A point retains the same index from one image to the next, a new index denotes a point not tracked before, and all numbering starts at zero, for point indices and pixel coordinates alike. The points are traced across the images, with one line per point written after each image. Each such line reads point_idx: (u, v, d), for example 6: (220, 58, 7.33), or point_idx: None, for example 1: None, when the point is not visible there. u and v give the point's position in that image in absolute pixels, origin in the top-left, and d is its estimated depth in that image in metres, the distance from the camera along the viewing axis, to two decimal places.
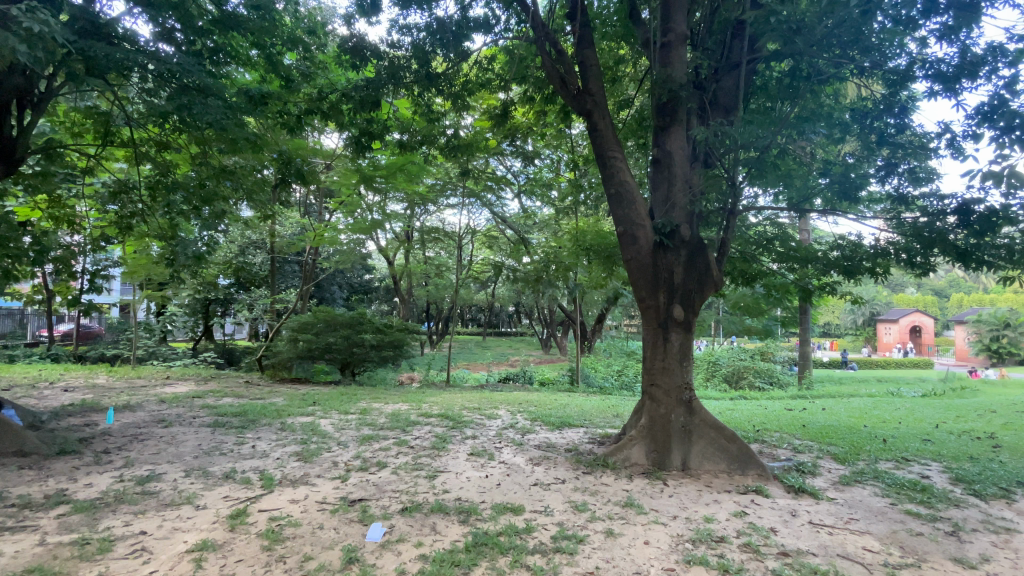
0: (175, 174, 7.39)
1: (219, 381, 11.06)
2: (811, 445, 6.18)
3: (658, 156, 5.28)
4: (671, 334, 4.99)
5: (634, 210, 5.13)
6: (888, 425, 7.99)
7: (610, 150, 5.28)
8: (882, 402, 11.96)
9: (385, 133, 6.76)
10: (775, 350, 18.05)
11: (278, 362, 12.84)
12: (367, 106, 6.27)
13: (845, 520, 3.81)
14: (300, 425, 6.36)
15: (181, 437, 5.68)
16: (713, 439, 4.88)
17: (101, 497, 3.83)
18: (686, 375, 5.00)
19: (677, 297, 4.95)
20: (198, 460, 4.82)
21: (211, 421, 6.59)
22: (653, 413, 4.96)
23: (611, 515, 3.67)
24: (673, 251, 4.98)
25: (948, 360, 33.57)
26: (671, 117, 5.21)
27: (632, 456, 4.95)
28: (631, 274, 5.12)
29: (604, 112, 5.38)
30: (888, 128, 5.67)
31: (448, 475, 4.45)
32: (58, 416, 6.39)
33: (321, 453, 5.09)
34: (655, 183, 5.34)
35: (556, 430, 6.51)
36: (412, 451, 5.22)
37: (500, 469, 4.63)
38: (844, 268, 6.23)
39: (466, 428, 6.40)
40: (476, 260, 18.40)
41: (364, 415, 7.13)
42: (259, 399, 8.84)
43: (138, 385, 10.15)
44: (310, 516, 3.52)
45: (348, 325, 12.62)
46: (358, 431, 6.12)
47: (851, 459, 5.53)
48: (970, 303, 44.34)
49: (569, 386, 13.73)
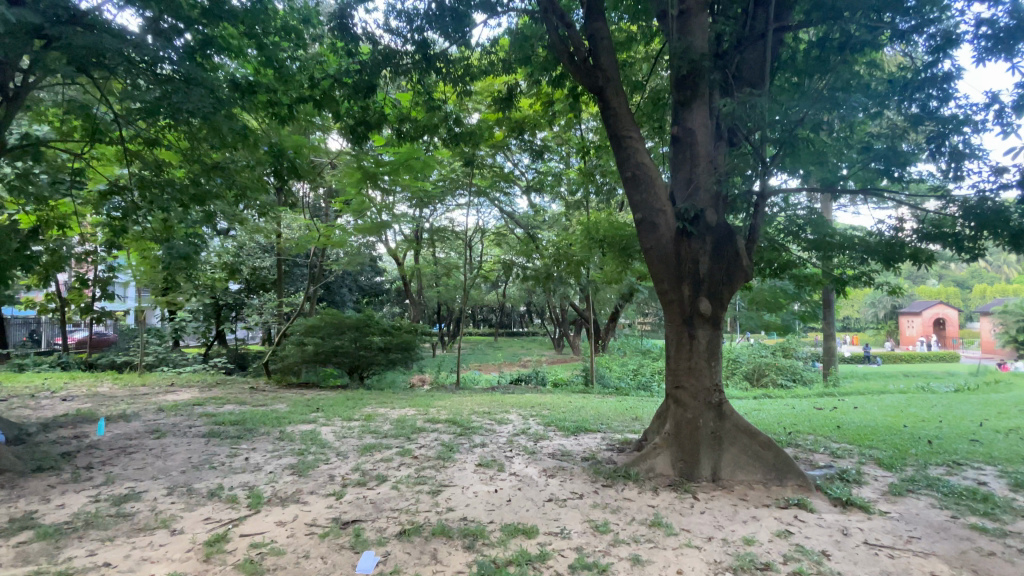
0: (166, 172, 7.00)
1: (223, 387, 10.81)
2: (850, 449, 5.68)
3: (678, 134, 4.78)
4: (697, 331, 4.48)
5: (653, 195, 4.64)
6: (930, 424, 7.41)
7: (624, 129, 4.79)
8: (917, 398, 11.27)
9: (382, 122, 6.27)
10: (797, 346, 17.37)
11: (285, 366, 12.54)
12: (361, 92, 5.82)
13: (905, 539, 3.33)
14: (299, 434, 5.98)
15: (171, 449, 5.32)
16: (746, 445, 4.38)
17: (69, 521, 3.48)
18: (715, 376, 4.49)
19: (703, 290, 4.45)
20: (184, 475, 4.46)
21: (207, 431, 6.24)
22: (678, 419, 4.47)
23: (636, 537, 3.23)
24: (697, 239, 4.48)
25: (974, 354, 32.19)
26: (692, 92, 4.69)
27: (658, 466, 4.46)
28: (652, 265, 4.64)
29: (617, 89, 4.89)
30: (930, 100, 5.12)
31: (453, 490, 4.04)
32: (47, 428, 6.10)
33: (317, 466, 4.68)
34: (676, 165, 4.83)
35: (571, 436, 6.06)
36: (416, 462, 4.79)
37: (511, 483, 4.21)
38: (884, 255, 5.69)
39: (475, 436, 5.97)
40: (486, 260, 18.05)
41: (368, 421, 6.76)
42: (262, 404, 8.54)
43: (141, 393, 9.87)
44: (295, 543, 3.12)
45: (356, 327, 12.34)
46: (360, 440, 5.74)
47: (898, 464, 5.01)
48: (995, 293, 42.93)
49: (583, 387, 13.29)
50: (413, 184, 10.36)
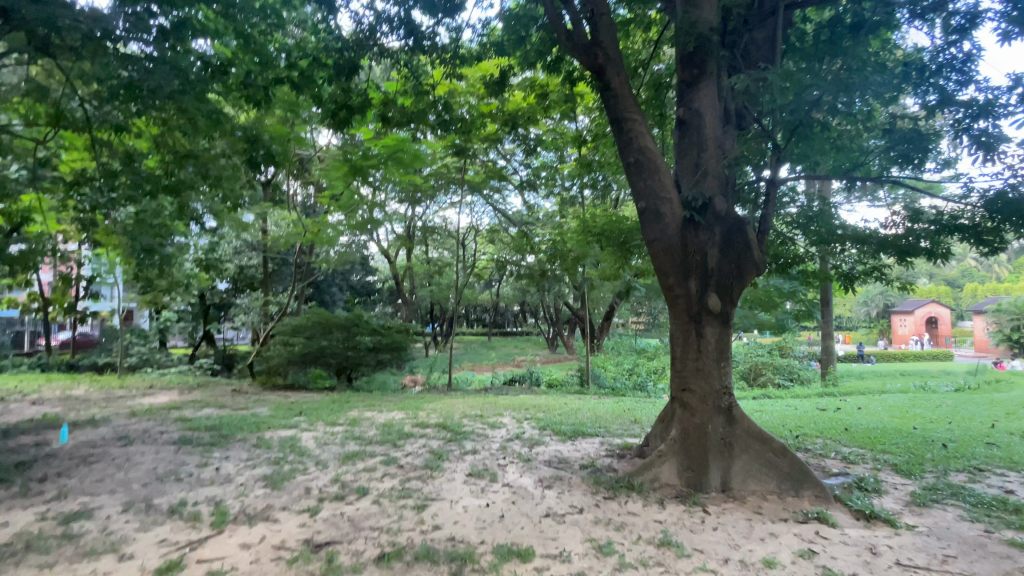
0: (138, 161, 6.55)
1: (205, 390, 10.37)
2: (862, 454, 5.38)
3: (684, 117, 4.43)
4: (705, 329, 4.13)
5: (658, 182, 4.29)
6: (940, 426, 7.13)
7: (627, 111, 4.44)
8: (919, 399, 11.01)
9: (366, 106, 5.84)
10: (793, 345, 17.14)
11: (270, 368, 12.10)
12: (344, 73, 5.39)
13: (941, 559, 3.01)
14: (277, 441, 5.58)
15: (136, 459, 4.91)
16: (759, 452, 4.06)
17: (6, 544, 3.09)
18: (724, 378, 4.15)
19: (712, 284, 4.11)
20: (146, 489, 4.06)
21: (179, 437, 5.83)
22: (685, 424, 4.13)
23: (645, 560, 2.88)
24: (706, 230, 4.15)
25: (966, 353, 32.17)
26: (699, 70, 4.34)
27: (663, 475, 4.11)
28: (655, 258, 4.30)
29: (618, 67, 4.53)
30: (949, 84, 4.84)
31: (441, 504, 3.67)
32: (5, 436, 5.67)
33: (293, 478, 4.30)
34: (681, 150, 4.48)
35: (568, 440, 5.72)
36: (401, 472, 4.42)
37: (505, 496, 3.85)
38: (900, 250, 5.33)
39: (466, 441, 5.61)
40: (479, 258, 17.68)
41: (353, 426, 6.39)
42: (243, 408, 8.11)
43: (116, 396, 9.40)
44: (260, 571, 2.75)
45: (343, 327, 11.95)
46: (342, 447, 5.35)
47: (917, 471, 4.71)
48: (986, 292, 43.04)
49: (579, 388, 12.96)
50: (403, 178, 9.95)
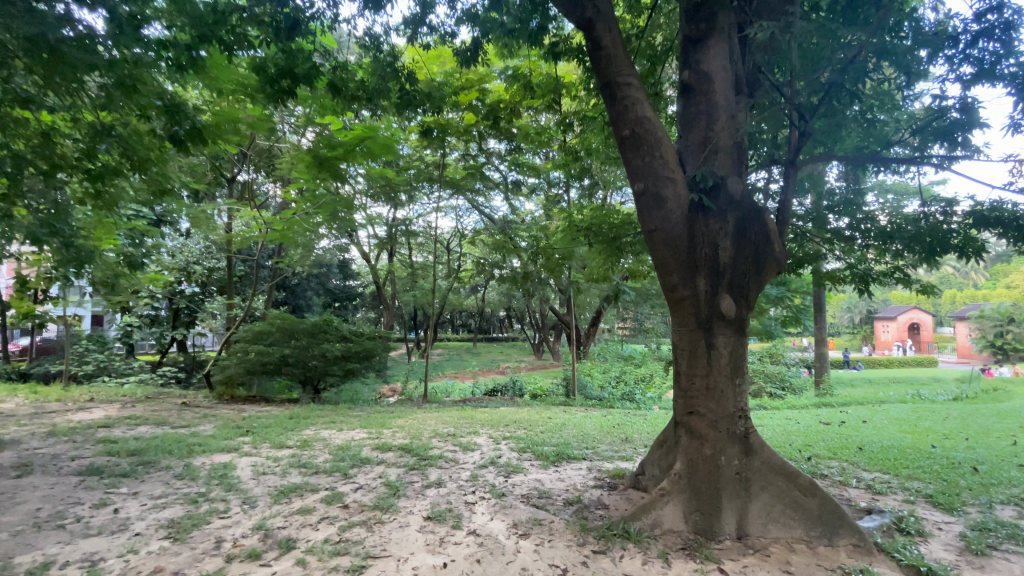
0: (55, 140, 5.66)
1: (151, 403, 9.38)
2: (888, 481, 4.67)
3: (690, 81, 3.69)
4: (716, 338, 3.40)
5: (659, 158, 3.56)
6: (958, 443, 6.51)
7: (621, 74, 3.70)
8: (921, 410, 10.42)
9: (313, 75, 5.00)
10: (784, 351, 16.59)
11: (228, 379, 11.13)
12: (284, 30, 4.57)
13: None
14: (206, 471, 4.68)
15: (20, 496, 3.97)
16: (780, 489, 3.35)
17: None
18: (739, 399, 3.42)
19: (724, 284, 3.39)
20: (9, 541, 3.17)
21: (91, 465, 4.89)
22: (692, 455, 3.37)
23: None
24: (716, 217, 3.43)
25: (949, 360, 32.05)
26: (708, 25, 3.62)
27: (665, 519, 3.33)
28: (655, 252, 3.55)
29: (610, 22, 3.76)
30: (985, 55, 4.18)
31: (385, 565, 2.85)
32: None
33: (207, 523, 3.44)
34: (685, 122, 3.74)
35: (551, 467, 4.94)
36: (344, 515, 3.59)
37: (469, 550, 3.04)
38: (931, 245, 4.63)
39: (431, 469, 4.79)
40: (461, 261, 16.84)
41: (304, 450, 5.52)
42: (185, 425, 7.17)
43: (46, 410, 8.40)
44: None
45: (309, 333, 11.04)
46: (283, 477, 4.50)
47: (959, 505, 3.99)
48: (966, 299, 43.28)
49: (564, 398, 12.20)
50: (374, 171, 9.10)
